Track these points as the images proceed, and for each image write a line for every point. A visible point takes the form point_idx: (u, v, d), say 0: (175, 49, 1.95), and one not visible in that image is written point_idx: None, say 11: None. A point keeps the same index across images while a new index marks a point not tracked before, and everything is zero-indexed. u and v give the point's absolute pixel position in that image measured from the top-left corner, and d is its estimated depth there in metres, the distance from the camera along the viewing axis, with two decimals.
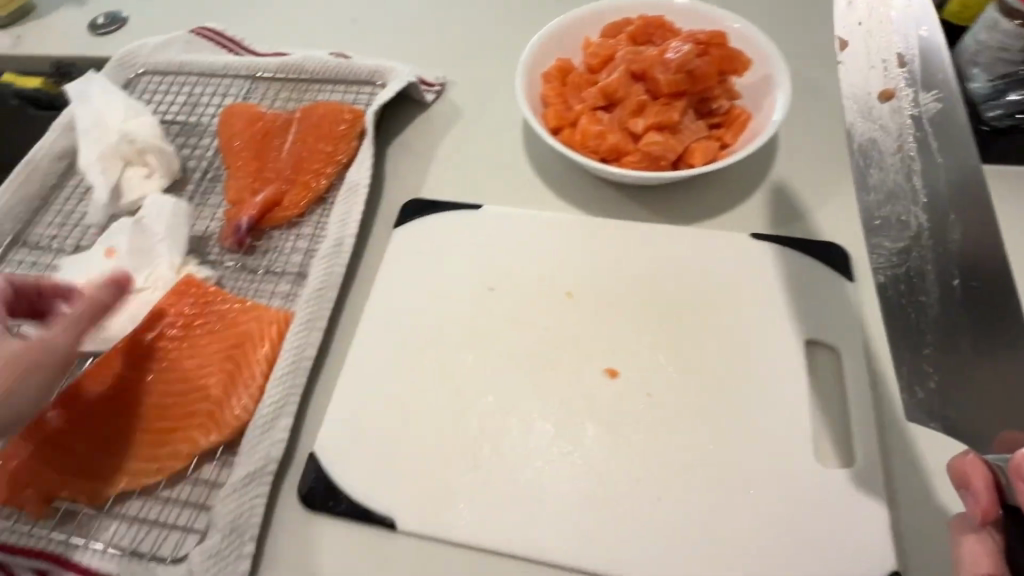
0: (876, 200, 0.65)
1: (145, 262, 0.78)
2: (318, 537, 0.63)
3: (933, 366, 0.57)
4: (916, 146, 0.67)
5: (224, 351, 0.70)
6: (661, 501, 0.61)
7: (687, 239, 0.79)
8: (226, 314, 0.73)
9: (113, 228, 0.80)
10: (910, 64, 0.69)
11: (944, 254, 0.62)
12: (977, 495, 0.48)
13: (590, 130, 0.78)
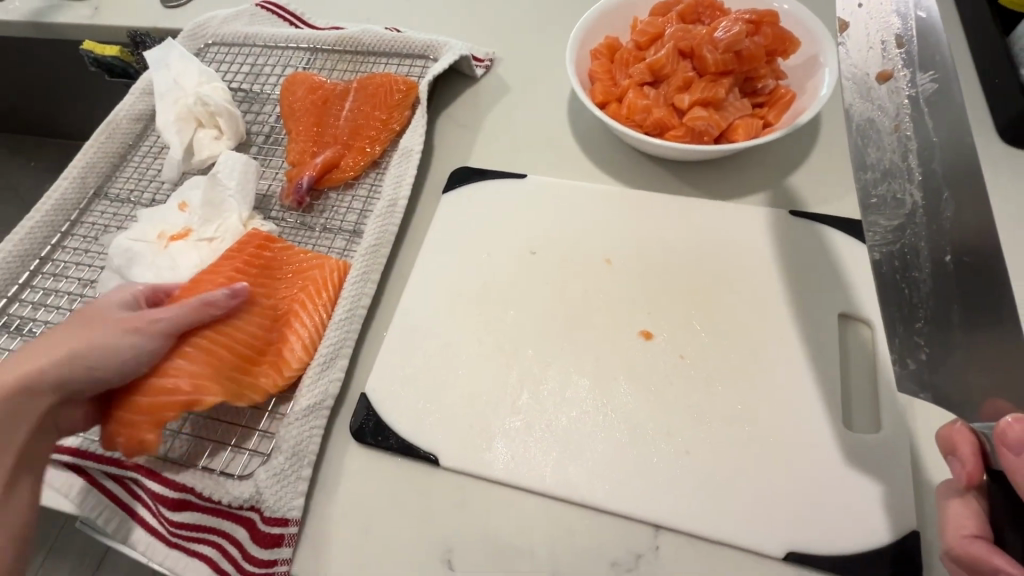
0: (873, 178, 0.62)
1: (215, 215, 0.84)
2: (368, 467, 0.69)
3: (925, 339, 0.57)
4: (913, 126, 0.62)
5: (292, 293, 0.76)
6: (689, 455, 0.64)
7: (725, 213, 0.81)
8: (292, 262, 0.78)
9: (189, 181, 0.86)
10: (910, 39, 0.63)
11: (939, 229, 0.59)
12: (964, 461, 0.49)
13: (637, 104, 0.80)
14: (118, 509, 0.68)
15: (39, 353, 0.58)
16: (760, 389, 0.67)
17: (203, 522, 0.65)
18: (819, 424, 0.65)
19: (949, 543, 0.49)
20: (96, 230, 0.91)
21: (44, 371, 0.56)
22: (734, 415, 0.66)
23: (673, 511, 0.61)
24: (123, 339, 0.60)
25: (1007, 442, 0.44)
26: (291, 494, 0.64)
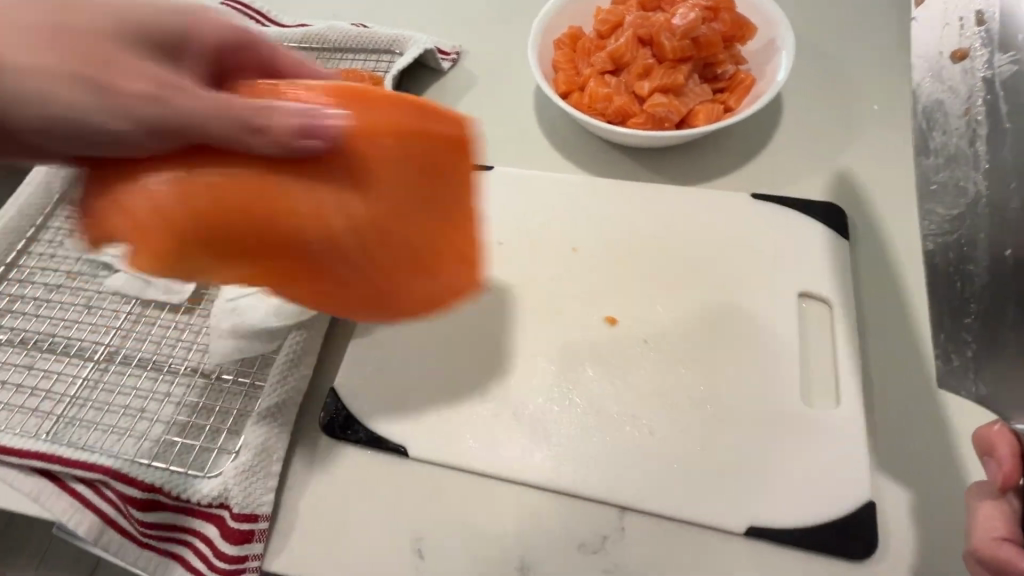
0: (934, 164, 0.59)
1: None
2: (339, 462, 0.69)
3: (973, 335, 0.56)
4: (985, 111, 0.59)
5: (360, 238, 0.46)
6: (655, 436, 0.65)
7: (687, 198, 0.82)
8: (377, 203, 0.46)
9: None
10: (992, 19, 0.61)
11: (1002, 223, 0.57)
12: (1002, 462, 0.50)
13: (598, 93, 0.81)
14: (86, 511, 0.67)
15: (85, 41, 0.44)
16: (724, 370, 0.68)
17: (172, 522, 0.66)
18: (782, 402, 0.65)
19: (975, 545, 0.50)
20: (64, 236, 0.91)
21: (73, 103, 0.44)
22: (698, 395, 0.67)
23: (638, 492, 0.62)
24: (92, 102, 0.43)
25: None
26: (260, 491, 0.65)
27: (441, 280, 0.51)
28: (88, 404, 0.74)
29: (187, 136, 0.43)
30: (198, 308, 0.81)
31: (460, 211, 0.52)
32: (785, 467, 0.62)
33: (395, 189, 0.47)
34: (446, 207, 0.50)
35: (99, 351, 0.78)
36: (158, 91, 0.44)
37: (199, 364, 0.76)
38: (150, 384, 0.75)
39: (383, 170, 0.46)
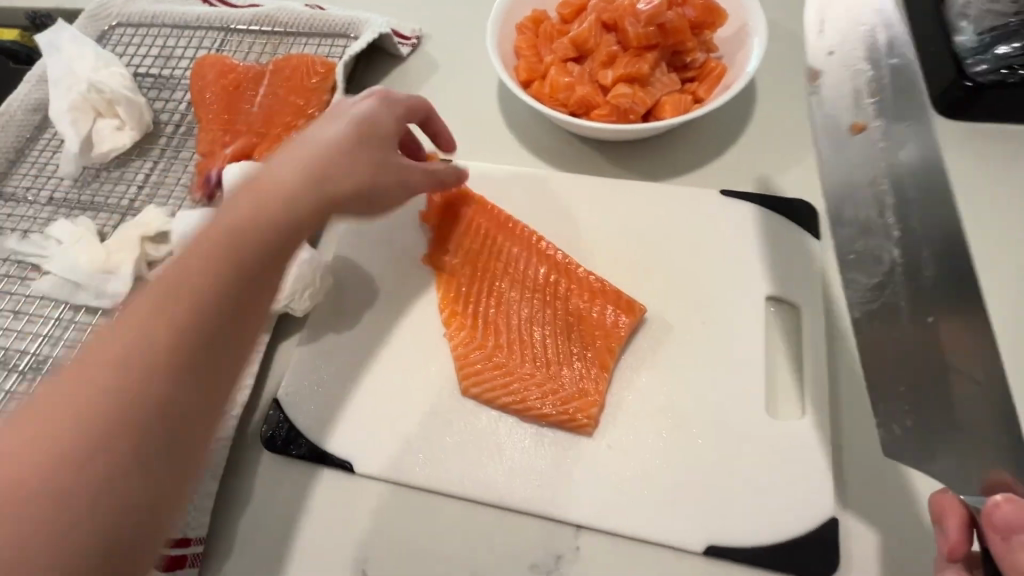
0: (850, 234, 0.58)
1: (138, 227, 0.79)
2: (280, 478, 0.65)
3: (907, 404, 0.53)
4: (889, 183, 0.59)
5: (518, 325, 0.68)
6: (610, 450, 0.62)
7: (655, 194, 0.78)
8: (570, 309, 0.67)
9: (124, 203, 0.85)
10: (885, 91, 0.61)
11: (922, 290, 0.56)
12: (948, 532, 0.48)
13: (560, 82, 0.76)
14: None
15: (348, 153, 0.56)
16: (686, 377, 0.65)
17: None
18: (745, 412, 0.63)
19: None
20: None
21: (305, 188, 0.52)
22: (657, 403, 0.64)
23: (593, 508, 0.59)
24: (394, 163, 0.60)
25: (994, 525, 0.42)
26: (192, 513, 0.61)
27: (560, 391, 0.63)
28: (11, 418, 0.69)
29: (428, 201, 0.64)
30: None
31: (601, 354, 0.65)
32: (745, 482, 0.59)
33: (566, 338, 0.66)
34: (603, 328, 0.65)
35: (25, 360, 0.73)
36: (357, 156, 0.56)
37: None
38: None
39: (585, 300, 0.67)
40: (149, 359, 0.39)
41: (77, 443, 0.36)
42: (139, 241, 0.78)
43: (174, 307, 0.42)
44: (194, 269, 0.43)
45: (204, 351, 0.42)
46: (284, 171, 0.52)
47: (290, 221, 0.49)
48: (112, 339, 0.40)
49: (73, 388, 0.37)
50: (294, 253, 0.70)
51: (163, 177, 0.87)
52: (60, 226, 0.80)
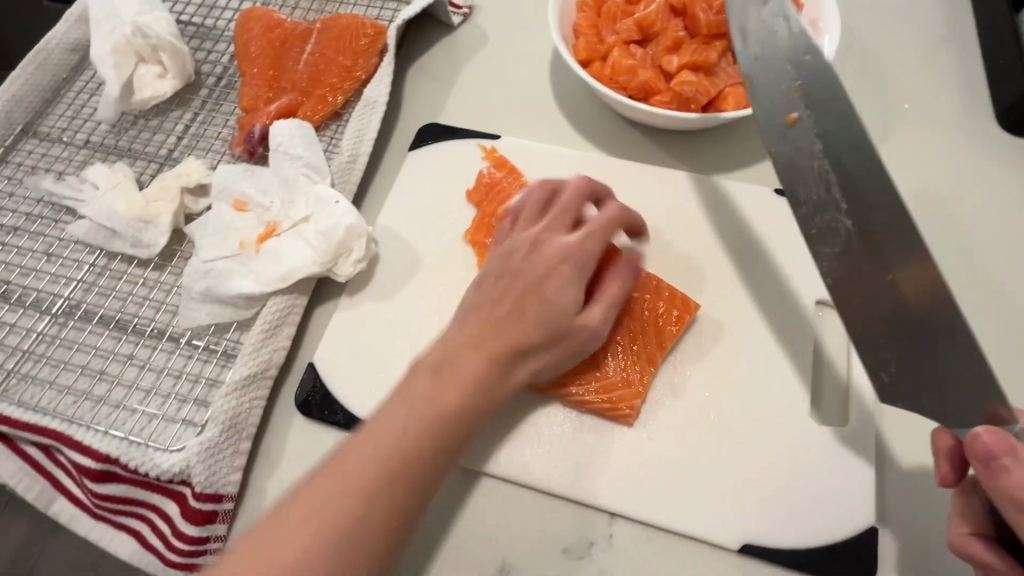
0: (804, 214, 0.56)
1: (173, 177, 0.77)
2: (312, 441, 0.65)
3: (892, 355, 0.52)
4: (832, 165, 0.57)
5: None
6: (651, 441, 0.61)
7: (707, 189, 0.77)
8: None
9: (161, 148, 0.84)
10: (808, 74, 0.59)
11: (889, 256, 0.54)
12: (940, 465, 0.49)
13: (622, 64, 0.74)
14: (40, 477, 0.63)
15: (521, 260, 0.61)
16: (729, 374, 0.64)
17: (127, 496, 0.61)
18: (786, 414, 0.62)
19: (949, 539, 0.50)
20: (23, 172, 0.82)
21: (499, 307, 0.59)
22: (700, 398, 0.63)
23: (628, 497, 0.59)
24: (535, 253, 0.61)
25: (976, 453, 0.42)
26: (225, 469, 0.60)
27: (605, 383, 0.62)
28: (42, 361, 0.68)
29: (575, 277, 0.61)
30: (168, 265, 0.75)
31: (647, 348, 0.64)
32: (782, 483, 0.59)
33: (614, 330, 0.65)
34: (650, 322, 0.65)
35: (57, 304, 0.72)
36: (565, 261, 0.61)
37: (168, 327, 0.70)
38: (112, 344, 0.69)
39: (636, 290, 0.66)
40: (421, 432, 0.52)
41: (370, 479, 0.49)
42: (179, 192, 0.76)
43: (435, 408, 0.53)
44: (464, 366, 0.55)
45: (450, 446, 0.53)
46: (513, 279, 0.60)
47: (518, 345, 0.57)
48: (398, 401, 0.54)
49: (376, 428, 0.52)
50: (340, 217, 0.68)
51: (203, 130, 0.85)
52: (97, 170, 0.78)
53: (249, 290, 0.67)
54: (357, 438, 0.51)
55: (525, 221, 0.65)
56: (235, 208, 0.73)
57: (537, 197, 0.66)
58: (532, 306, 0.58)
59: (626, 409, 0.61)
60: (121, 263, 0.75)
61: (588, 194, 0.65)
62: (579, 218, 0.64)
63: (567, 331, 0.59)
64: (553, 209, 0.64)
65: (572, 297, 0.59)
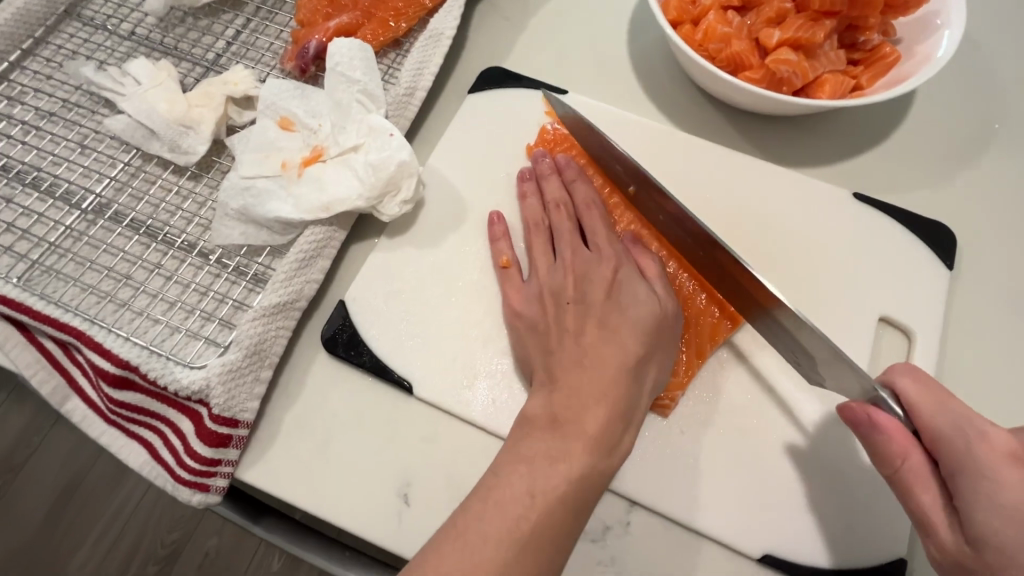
0: None
1: (218, 84, 0.73)
2: (335, 381, 0.63)
3: None
4: None
5: None
6: (682, 437, 0.60)
7: (779, 186, 0.73)
8: (677, 286, 0.65)
9: (208, 51, 0.79)
10: None
11: None
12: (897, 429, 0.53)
13: (716, 30, 0.67)
14: (56, 372, 0.62)
15: (572, 286, 0.62)
16: (774, 379, 0.62)
17: (143, 406, 0.59)
18: (823, 429, 0.60)
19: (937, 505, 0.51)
20: (62, 56, 0.78)
21: (569, 342, 0.57)
22: (740, 399, 0.61)
23: (651, 486, 0.58)
24: (589, 270, 0.63)
25: (849, 420, 0.51)
26: (245, 395, 0.58)
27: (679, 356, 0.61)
28: (67, 256, 0.66)
29: (629, 277, 0.62)
30: (205, 176, 0.72)
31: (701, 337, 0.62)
32: (809, 495, 0.58)
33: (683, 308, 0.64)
34: (706, 313, 0.63)
35: (88, 200, 0.69)
36: (607, 268, 0.63)
37: (198, 241, 0.67)
38: (140, 250, 0.66)
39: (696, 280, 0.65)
40: (570, 461, 0.49)
41: (537, 515, 0.46)
42: (223, 100, 0.72)
43: (553, 450, 0.49)
44: (574, 387, 0.53)
45: (594, 475, 0.49)
46: (576, 310, 0.60)
47: (627, 354, 0.55)
48: (526, 442, 0.51)
49: (519, 466, 0.49)
50: (392, 153, 0.64)
51: (254, 39, 0.80)
52: (139, 64, 0.73)
53: (287, 215, 0.63)
54: (500, 479, 0.48)
55: (550, 251, 0.66)
56: (281, 125, 0.69)
57: (564, 223, 0.66)
58: (612, 316, 0.59)
59: (665, 401, 0.59)
60: (158, 167, 0.72)
61: (570, 204, 0.68)
62: (585, 228, 0.67)
63: (665, 326, 0.59)
64: (558, 230, 0.66)
65: (645, 290, 0.61)
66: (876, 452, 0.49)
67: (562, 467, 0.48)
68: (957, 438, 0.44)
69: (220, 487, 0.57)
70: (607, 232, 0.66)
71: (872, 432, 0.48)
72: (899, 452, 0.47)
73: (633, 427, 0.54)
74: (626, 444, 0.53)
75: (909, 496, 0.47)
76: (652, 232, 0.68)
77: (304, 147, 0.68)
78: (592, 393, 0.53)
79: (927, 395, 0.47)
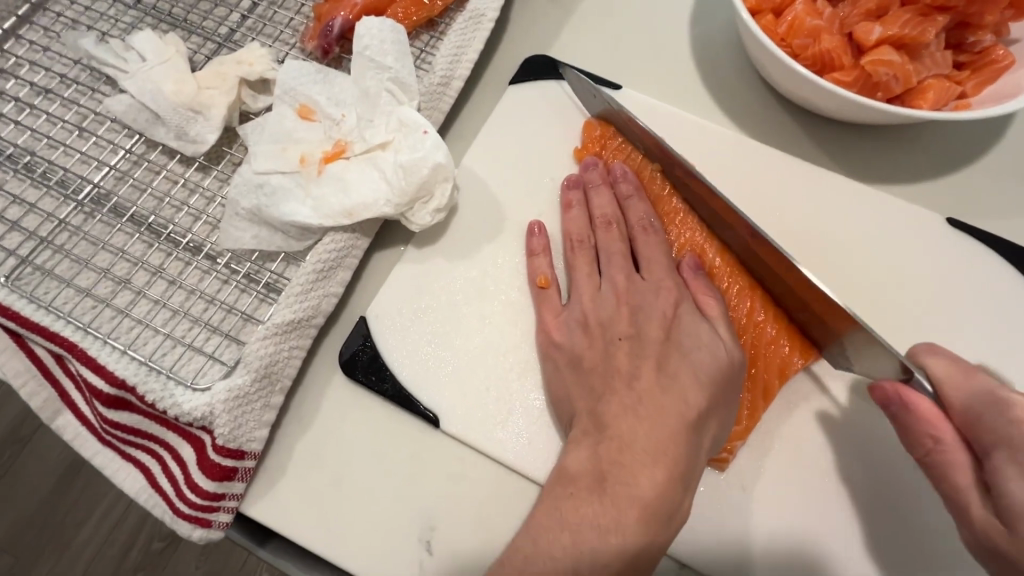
0: None
1: (230, 63, 0.65)
2: (354, 408, 0.56)
3: None
4: None
5: None
6: (742, 492, 0.53)
7: (860, 205, 0.64)
8: (752, 309, 0.58)
9: (222, 25, 0.71)
10: None
11: None
12: None
13: (804, 23, 0.58)
14: (46, 384, 0.56)
15: (623, 318, 0.55)
16: (850, 430, 0.55)
17: (141, 428, 0.53)
18: (904, 490, 0.53)
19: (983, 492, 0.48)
20: (62, 25, 0.70)
21: (623, 382, 0.50)
22: (810, 450, 0.54)
23: (707, 547, 0.51)
24: (645, 297, 0.56)
25: (879, 402, 0.50)
26: (252, 423, 0.52)
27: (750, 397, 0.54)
28: (61, 253, 0.59)
29: (690, 309, 0.55)
30: (215, 168, 0.64)
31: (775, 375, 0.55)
32: (885, 565, 0.51)
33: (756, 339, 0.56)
34: (776, 346, 0.56)
35: (85, 190, 0.62)
36: (666, 300, 0.55)
37: (205, 242, 0.60)
38: (142, 249, 0.60)
39: (769, 307, 0.58)
40: (623, 531, 0.42)
41: None
42: (237, 82, 0.64)
43: (602, 517, 0.42)
44: (628, 441, 0.46)
45: (649, 550, 0.42)
46: (629, 347, 0.53)
47: (689, 407, 0.48)
48: (570, 505, 0.43)
49: (563, 534, 0.42)
50: (425, 153, 0.56)
51: (272, 13, 0.72)
52: (144, 37, 0.65)
53: (303, 220, 0.56)
54: (539, 548, 0.42)
55: (596, 273, 0.59)
56: (301, 115, 0.61)
57: (615, 243, 0.59)
58: (671, 358, 0.52)
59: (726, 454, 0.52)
60: (163, 155, 0.64)
61: (622, 222, 0.60)
62: (638, 250, 0.60)
63: (730, 371, 0.51)
64: (607, 252, 0.59)
65: (708, 330, 0.53)
66: (907, 434, 0.48)
67: (613, 538, 0.41)
68: (987, 408, 0.44)
69: (224, 522, 0.51)
70: (664, 256, 0.58)
71: (903, 413, 0.48)
72: (931, 433, 0.46)
73: (691, 488, 0.46)
74: (687, 509, 0.45)
75: (941, 476, 0.46)
76: (718, 250, 0.60)
77: (326, 141, 0.60)
78: (648, 447, 0.45)
79: (959, 378, 0.47)
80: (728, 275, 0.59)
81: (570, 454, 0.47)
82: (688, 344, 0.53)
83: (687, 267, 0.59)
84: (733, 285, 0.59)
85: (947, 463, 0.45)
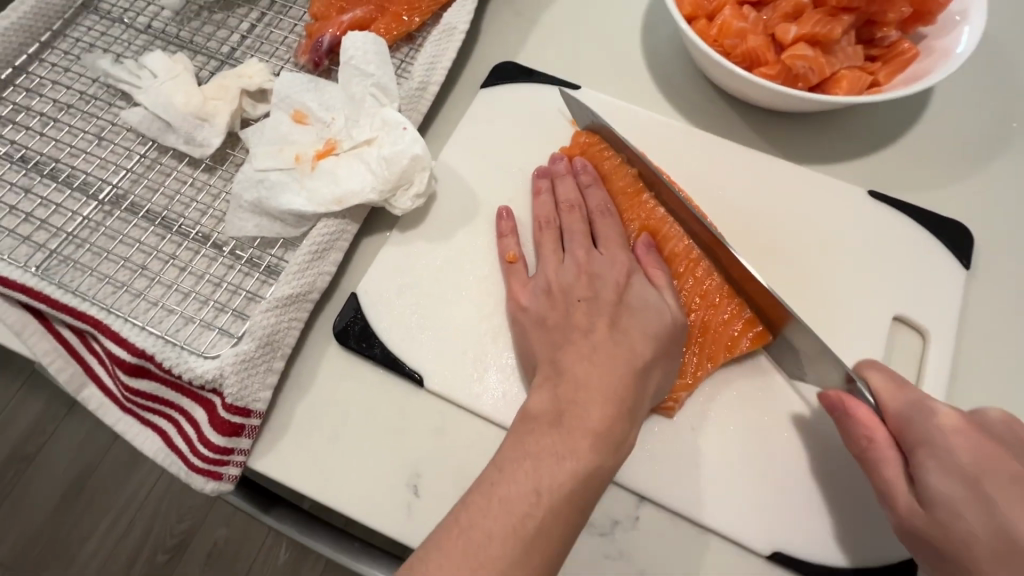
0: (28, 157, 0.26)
1: (232, 77, 0.73)
2: (347, 373, 0.63)
3: None
4: None
5: None
6: (692, 433, 0.60)
7: (793, 183, 0.72)
8: (697, 279, 0.66)
9: (224, 45, 0.79)
10: None
11: None
12: None
13: (732, 25, 0.67)
14: (72, 360, 0.62)
15: (584, 286, 0.62)
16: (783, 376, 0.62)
17: (158, 394, 0.60)
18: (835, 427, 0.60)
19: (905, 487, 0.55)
20: (80, 49, 0.78)
21: (580, 337, 0.57)
22: (749, 395, 0.62)
23: (662, 482, 0.58)
24: (603, 268, 0.63)
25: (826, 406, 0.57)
26: (257, 385, 0.59)
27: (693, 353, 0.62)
28: (84, 246, 0.66)
29: (643, 280, 0.63)
30: (219, 168, 0.72)
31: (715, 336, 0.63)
32: (817, 492, 0.58)
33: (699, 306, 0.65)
34: (717, 310, 0.64)
35: (105, 191, 0.70)
36: (621, 271, 0.63)
37: (212, 233, 0.68)
38: (156, 240, 0.67)
39: (712, 278, 0.66)
40: (577, 456, 0.48)
41: (544, 510, 0.46)
42: (238, 93, 0.72)
43: (559, 446, 0.49)
44: (582, 383, 0.53)
45: (600, 472, 0.49)
46: (587, 308, 0.60)
47: (637, 354, 0.55)
48: (532, 437, 0.50)
49: (525, 461, 0.48)
50: (404, 147, 0.65)
51: (268, 33, 0.80)
52: (156, 57, 0.74)
53: (299, 208, 0.64)
54: (505, 473, 0.48)
55: (560, 248, 0.66)
56: (295, 119, 0.69)
57: (576, 223, 0.66)
58: (623, 317, 0.59)
59: (674, 398, 0.59)
60: (173, 160, 0.72)
61: (583, 206, 0.68)
62: (598, 231, 0.67)
63: (674, 327, 0.59)
64: (569, 231, 0.66)
65: (656, 295, 0.61)
66: (849, 436, 0.55)
67: (568, 462, 0.48)
68: (918, 415, 0.52)
69: (232, 475, 0.58)
70: (619, 234, 0.66)
71: (845, 417, 0.55)
72: (869, 435, 0.54)
73: (638, 422, 0.53)
74: (633, 439, 0.52)
75: (873, 472, 0.53)
76: (668, 230, 0.68)
77: (318, 141, 0.68)
78: (601, 387, 0.52)
79: (894, 391, 0.55)
80: (678, 252, 0.67)
81: (534, 398, 0.54)
82: (640, 307, 0.60)
83: (640, 244, 0.66)
84: (681, 259, 0.67)
85: (880, 460, 0.52)
